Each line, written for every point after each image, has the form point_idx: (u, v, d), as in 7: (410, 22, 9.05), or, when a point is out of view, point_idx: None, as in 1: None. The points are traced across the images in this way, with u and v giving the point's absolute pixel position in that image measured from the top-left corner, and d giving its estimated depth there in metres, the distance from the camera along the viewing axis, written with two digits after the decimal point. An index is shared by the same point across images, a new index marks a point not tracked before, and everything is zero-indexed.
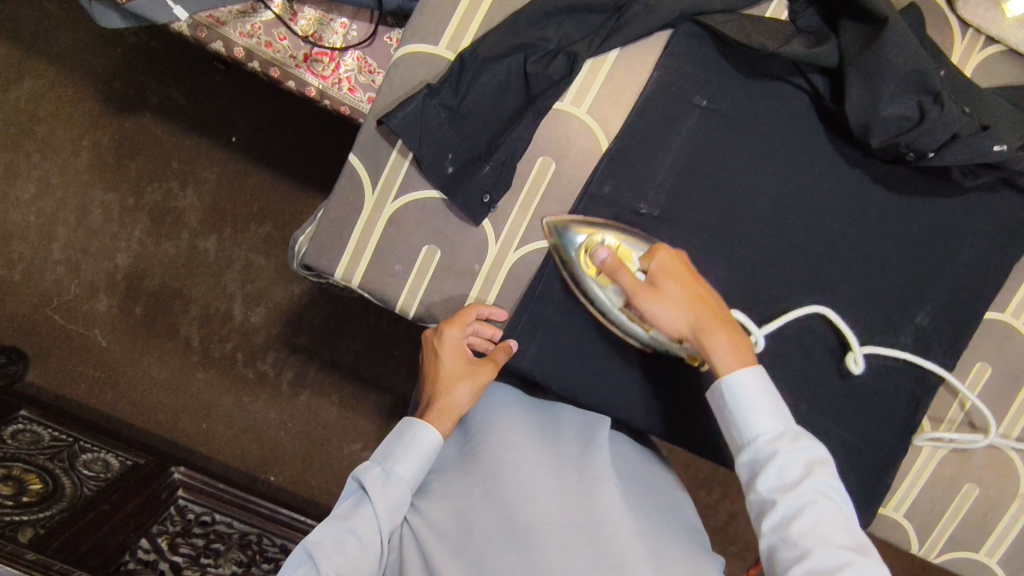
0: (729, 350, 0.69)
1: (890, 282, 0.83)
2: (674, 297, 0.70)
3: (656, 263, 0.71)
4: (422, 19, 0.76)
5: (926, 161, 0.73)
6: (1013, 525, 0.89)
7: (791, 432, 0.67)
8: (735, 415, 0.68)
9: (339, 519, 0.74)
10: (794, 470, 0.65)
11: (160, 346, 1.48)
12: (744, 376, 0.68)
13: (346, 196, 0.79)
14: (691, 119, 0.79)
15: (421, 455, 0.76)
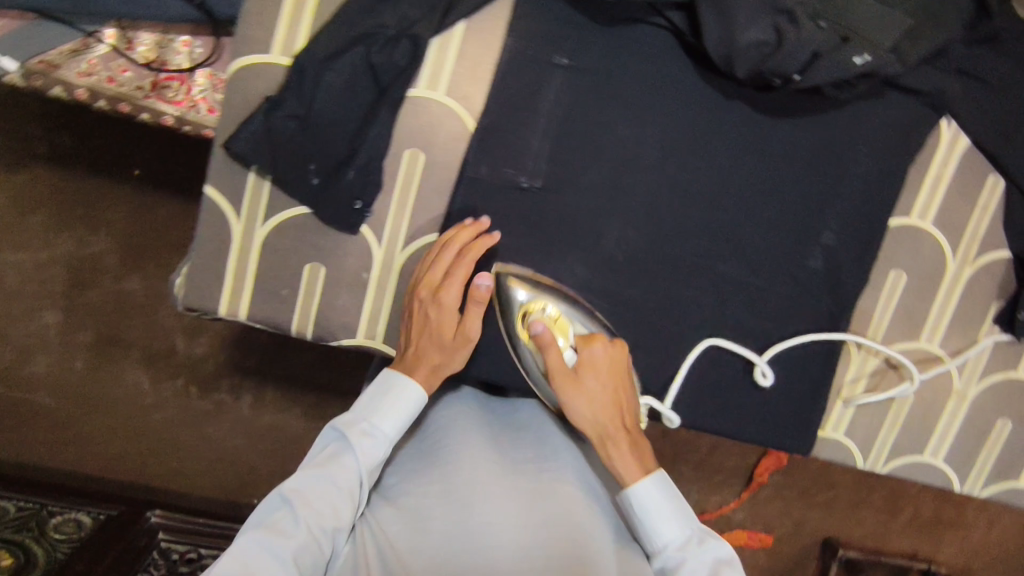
0: (633, 464, 0.74)
1: (787, 208, 0.82)
2: (596, 398, 0.74)
3: (587, 354, 0.75)
4: (247, 27, 0.70)
5: (793, 84, 0.70)
6: (952, 421, 0.92)
7: (696, 535, 0.72)
8: (644, 524, 0.73)
9: (315, 469, 0.69)
10: (703, 573, 0.69)
11: (112, 397, 1.38)
12: (646, 487, 0.73)
13: (211, 230, 0.74)
14: (555, 81, 0.75)
15: (401, 414, 0.72)
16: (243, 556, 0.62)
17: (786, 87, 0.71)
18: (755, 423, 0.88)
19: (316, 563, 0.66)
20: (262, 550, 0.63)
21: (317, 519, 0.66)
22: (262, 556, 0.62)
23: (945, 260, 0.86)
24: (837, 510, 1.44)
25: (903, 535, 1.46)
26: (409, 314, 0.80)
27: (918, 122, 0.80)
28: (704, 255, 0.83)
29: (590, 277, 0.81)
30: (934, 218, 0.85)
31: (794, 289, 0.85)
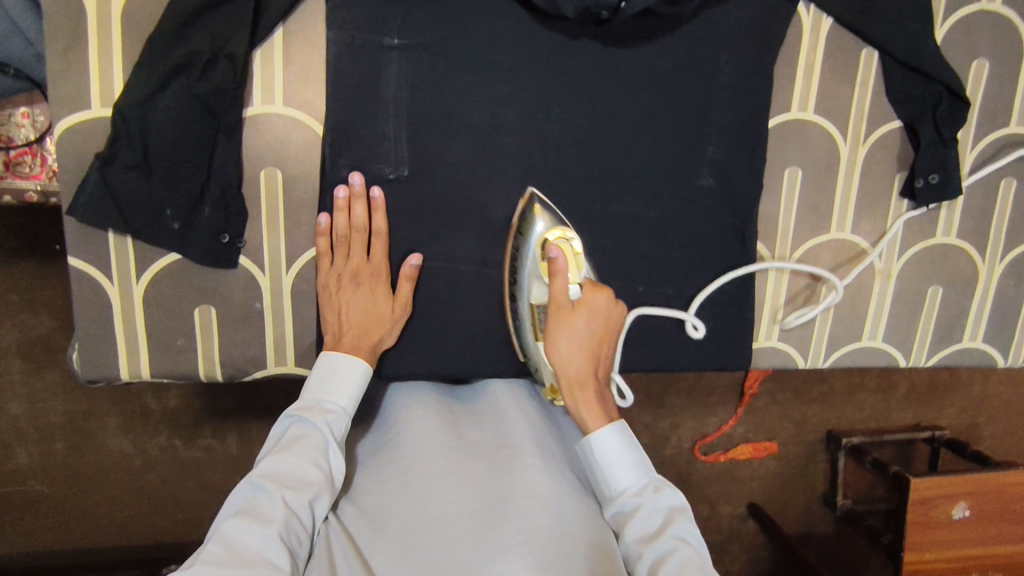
0: (592, 410, 0.74)
1: (666, 131, 0.80)
2: (578, 340, 0.74)
3: (588, 298, 0.74)
4: (60, 87, 0.67)
5: (620, 14, 0.72)
6: (882, 300, 0.91)
7: (652, 485, 0.72)
8: (603, 467, 0.72)
9: (278, 452, 0.68)
10: (656, 520, 0.69)
11: (105, 470, 1.12)
12: (610, 431, 0.72)
13: (87, 298, 0.72)
14: (392, 62, 0.73)
15: (349, 382, 0.72)
16: (226, 543, 0.61)
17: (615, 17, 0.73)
18: (690, 351, 0.87)
19: (300, 535, 0.65)
20: (242, 535, 0.62)
21: (292, 492, 0.66)
22: (242, 541, 0.61)
23: (835, 145, 0.85)
24: (834, 400, 1.33)
25: (904, 407, 1.37)
26: (313, 332, 0.78)
27: (771, 15, 0.78)
28: (595, 200, 0.80)
29: (484, 250, 0.80)
30: (814, 107, 0.83)
31: (693, 210, 0.83)
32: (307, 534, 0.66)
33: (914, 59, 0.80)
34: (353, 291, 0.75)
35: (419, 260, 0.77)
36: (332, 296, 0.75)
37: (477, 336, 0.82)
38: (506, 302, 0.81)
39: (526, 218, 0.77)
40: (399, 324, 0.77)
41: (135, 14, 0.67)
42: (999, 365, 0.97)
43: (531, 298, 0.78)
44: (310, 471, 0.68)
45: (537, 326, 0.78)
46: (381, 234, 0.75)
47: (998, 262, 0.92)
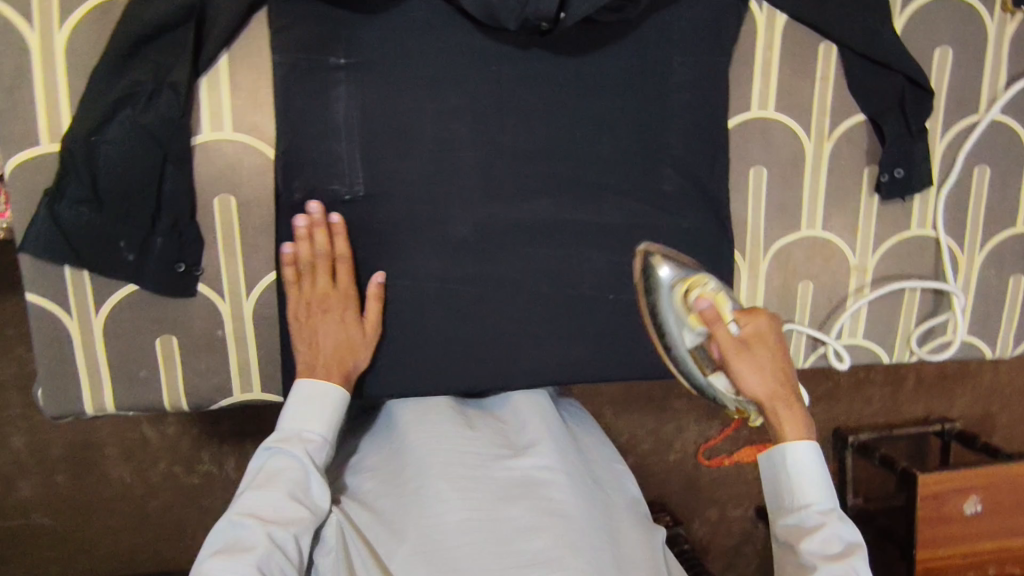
0: (797, 427, 0.69)
1: (624, 136, 0.79)
2: (763, 368, 0.70)
3: (754, 328, 0.71)
4: (7, 125, 0.68)
5: (560, 23, 0.70)
6: (860, 295, 0.89)
7: (839, 512, 0.67)
8: (791, 475, 0.68)
9: (257, 487, 0.65)
10: (836, 546, 0.65)
11: (110, 499, 1.12)
12: (809, 448, 0.68)
13: (48, 334, 0.73)
14: (339, 82, 0.72)
15: (323, 409, 0.69)
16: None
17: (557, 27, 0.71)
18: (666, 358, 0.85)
19: (288, 572, 0.62)
20: (223, 575, 0.59)
21: (278, 526, 0.63)
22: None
23: (800, 142, 0.83)
24: (840, 397, 1.30)
25: (913, 400, 1.33)
26: (277, 357, 0.78)
27: (723, 14, 0.77)
28: (557, 210, 0.79)
29: (446, 266, 0.78)
30: (775, 104, 0.82)
31: (654, 214, 0.81)
32: (296, 569, 0.63)
33: (871, 51, 0.79)
34: (323, 320, 0.71)
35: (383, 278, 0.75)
36: (303, 323, 0.72)
37: (445, 354, 0.79)
38: (654, 341, 0.81)
39: (651, 274, 0.80)
40: (369, 348, 0.75)
41: (78, 49, 0.68)
42: (987, 356, 0.94)
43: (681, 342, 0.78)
44: (291, 506, 0.64)
45: (703, 363, 0.77)
46: (345, 259, 0.73)
47: (977, 250, 0.90)
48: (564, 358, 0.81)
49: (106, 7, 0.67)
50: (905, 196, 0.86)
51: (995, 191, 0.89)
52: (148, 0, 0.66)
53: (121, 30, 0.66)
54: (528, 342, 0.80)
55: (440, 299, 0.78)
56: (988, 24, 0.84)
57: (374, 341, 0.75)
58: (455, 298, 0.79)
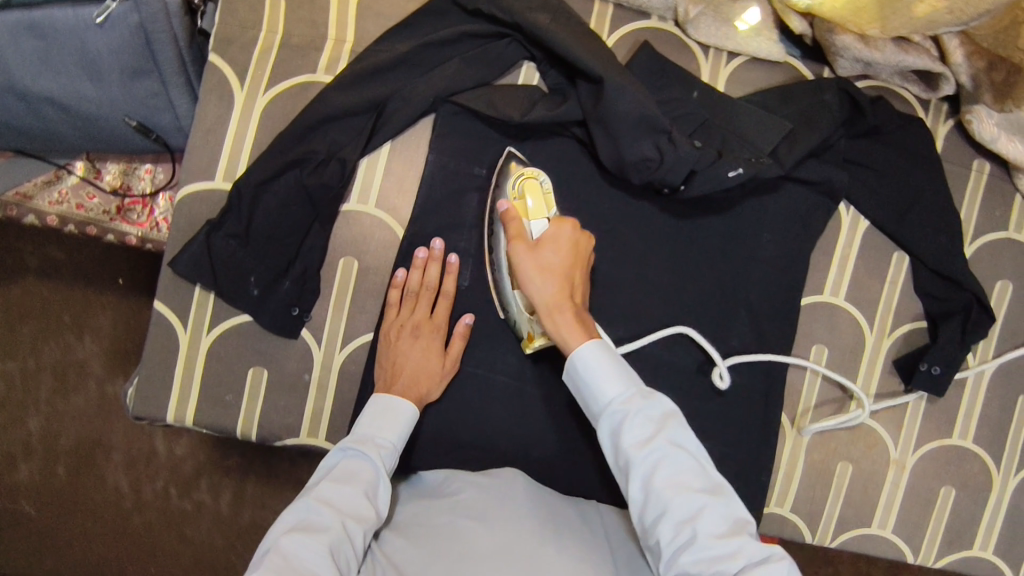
0: (573, 330, 0.73)
1: (708, 292, 0.86)
2: (548, 269, 0.74)
3: (552, 234, 0.75)
4: (193, 160, 0.78)
5: (679, 192, 0.80)
6: (894, 490, 0.92)
7: (642, 393, 0.71)
8: (587, 381, 0.71)
9: (335, 480, 0.71)
10: (648, 427, 0.69)
11: (96, 503, 1.20)
12: (592, 349, 0.71)
13: (160, 341, 0.80)
14: (476, 188, 0.83)
15: (399, 424, 0.76)
16: (284, 557, 0.64)
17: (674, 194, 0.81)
18: None
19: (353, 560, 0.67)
20: (299, 551, 0.64)
21: (349, 518, 0.68)
22: (300, 557, 0.64)
23: (862, 333, 0.90)
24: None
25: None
26: (350, 412, 0.83)
27: (817, 208, 0.87)
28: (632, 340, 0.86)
29: (522, 366, 0.85)
30: (845, 294, 0.90)
31: (721, 368, 0.87)
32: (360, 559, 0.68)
33: (942, 269, 0.88)
34: (411, 343, 0.79)
35: (472, 319, 0.82)
36: (394, 340, 0.80)
37: (501, 445, 0.85)
38: (485, 256, 0.82)
39: (505, 170, 0.80)
40: (445, 379, 0.81)
41: (273, 113, 0.79)
42: None
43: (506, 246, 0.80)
44: (361, 503, 0.70)
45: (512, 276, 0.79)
46: (448, 295, 0.81)
47: (1012, 475, 0.94)
48: (606, 477, 0.86)
49: (307, 85, 0.79)
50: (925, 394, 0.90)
51: None
52: (345, 89, 0.78)
53: (315, 106, 0.78)
54: (578, 453, 0.86)
55: (510, 394, 0.85)
56: None
57: (450, 374, 0.82)
58: (523, 397, 0.85)
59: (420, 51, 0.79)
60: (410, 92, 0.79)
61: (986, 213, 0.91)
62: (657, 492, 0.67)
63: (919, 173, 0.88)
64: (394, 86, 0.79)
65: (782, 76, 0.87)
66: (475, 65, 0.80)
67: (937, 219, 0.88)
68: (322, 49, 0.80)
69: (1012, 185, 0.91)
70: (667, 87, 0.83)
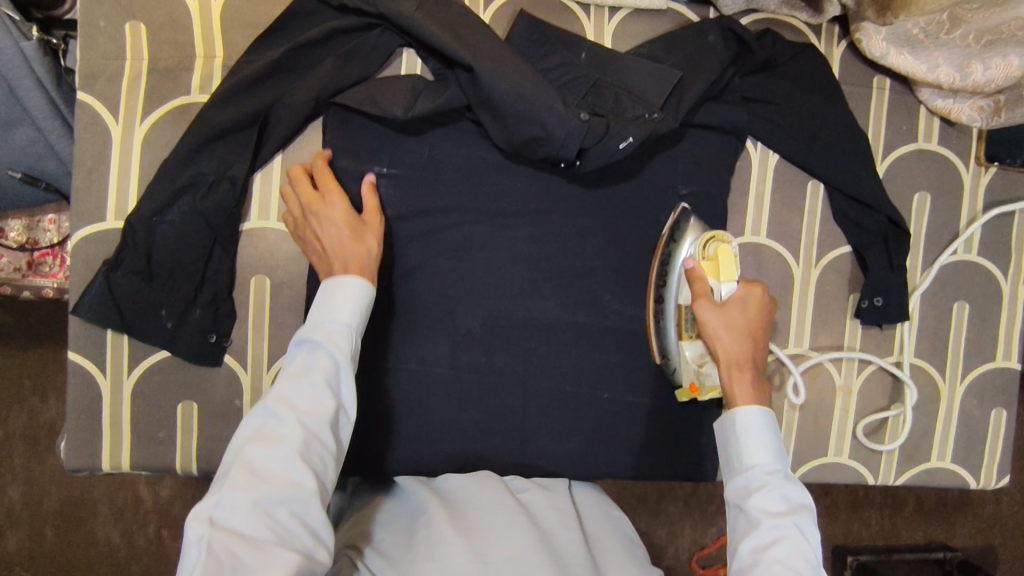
0: (748, 392, 0.71)
1: (627, 250, 0.86)
2: (736, 326, 0.72)
3: (743, 294, 0.74)
4: (80, 202, 0.77)
5: (576, 167, 0.79)
6: (845, 416, 0.93)
7: (785, 473, 0.67)
8: (737, 439, 0.69)
9: (290, 377, 0.62)
10: (782, 505, 0.65)
11: (90, 560, 1.18)
12: (758, 414, 0.69)
13: (80, 391, 0.78)
14: (375, 184, 0.81)
15: (349, 304, 0.67)
16: (249, 470, 0.57)
17: (575, 167, 0.80)
18: (662, 459, 0.87)
19: (328, 458, 0.60)
20: (262, 460, 0.57)
21: (312, 417, 0.60)
22: (266, 469, 0.57)
23: (789, 267, 0.90)
24: (836, 515, 1.32)
25: (912, 528, 1.34)
26: None
27: (723, 151, 0.87)
28: (560, 312, 0.85)
29: (455, 355, 0.83)
30: (767, 232, 0.90)
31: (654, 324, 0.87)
32: (336, 456, 0.61)
33: (857, 192, 0.87)
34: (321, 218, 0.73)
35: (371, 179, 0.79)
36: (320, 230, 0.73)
37: (447, 439, 0.83)
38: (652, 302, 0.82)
39: (679, 229, 0.82)
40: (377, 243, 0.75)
41: (155, 142, 0.78)
42: (971, 486, 0.97)
43: (678, 298, 0.79)
44: (324, 394, 0.62)
45: (684, 324, 0.79)
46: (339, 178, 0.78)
47: (958, 381, 0.95)
48: (559, 451, 0.85)
49: (185, 108, 0.78)
50: (881, 324, 0.91)
51: (974, 327, 0.94)
52: (223, 106, 0.76)
53: (194, 128, 0.76)
54: (525, 433, 0.85)
55: (449, 387, 0.83)
56: (963, 174, 0.93)
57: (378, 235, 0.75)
58: (462, 388, 0.84)
59: (293, 54, 0.77)
60: (290, 99, 0.77)
61: (894, 128, 0.91)
62: (768, 563, 0.62)
63: (819, 100, 0.87)
64: (274, 95, 0.77)
65: (668, 24, 0.86)
66: (351, 62, 0.79)
67: (844, 142, 0.88)
68: (193, 68, 0.78)
69: (915, 97, 0.91)
70: (550, 55, 0.81)
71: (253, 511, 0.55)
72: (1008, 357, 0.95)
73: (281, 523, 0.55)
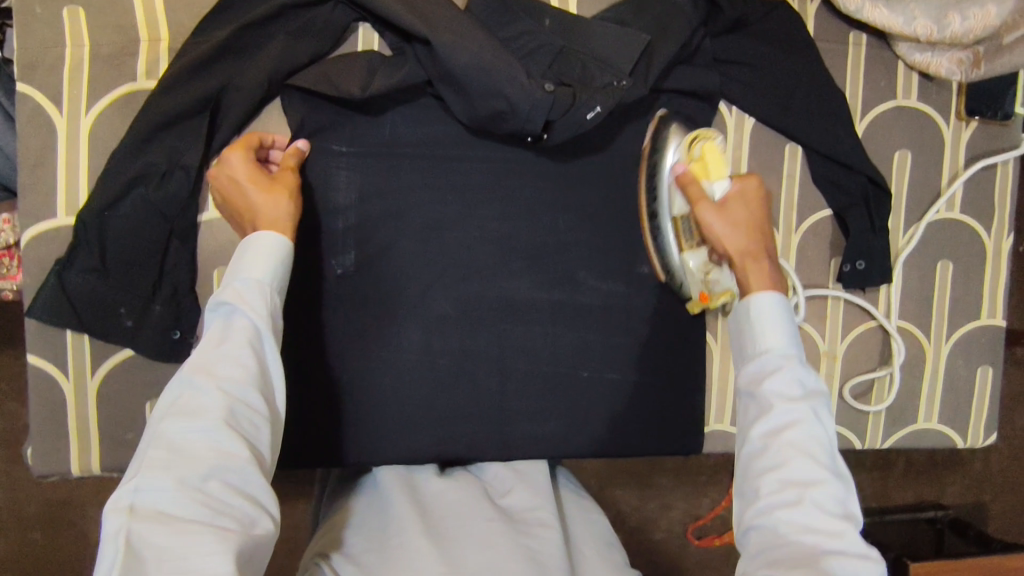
0: (767, 279, 0.65)
1: (602, 223, 0.83)
2: (739, 220, 0.68)
3: (739, 186, 0.70)
4: (27, 200, 0.73)
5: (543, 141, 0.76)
6: (830, 382, 0.91)
7: (801, 356, 0.61)
8: (751, 324, 0.63)
9: (208, 344, 0.57)
10: (797, 389, 0.60)
11: (75, 563, 1.14)
12: (776, 302, 0.63)
13: (42, 395, 0.76)
14: (337, 167, 0.78)
15: (266, 258, 0.62)
16: (168, 449, 0.53)
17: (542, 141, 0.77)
18: (647, 434, 0.86)
19: (258, 420, 0.57)
20: (183, 436, 0.53)
21: (232, 382, 0.56)
22: (187, 446, 0.53)
23: (770, 234, 0.88)
24: None
25: (903, 488, 1.35)
26: None
27: (696, 116, 0.84)
28: (536, 290, 0.83)
29: (429, 340, 0.81)
30: None
31: (633, 297, 0.84)
32: (268, 417, 0.57)
33: (835, 153, 0.85)
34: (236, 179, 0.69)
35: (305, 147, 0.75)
36: (235, 200, 0.69)
37: (427, 428, 0.80)
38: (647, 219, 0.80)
39: (660, 143, 0.78)
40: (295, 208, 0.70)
41: (103, 132, 0.74)
42: (959, 445, 0.96)
43: (671, 212, 0.76)
44: (244, 357, 0.57)
45: (683, 235, 0.76)
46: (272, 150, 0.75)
47: (943, 341, 0.93)
48: (544, 434, 0.83)
49: (132, 95, 0.75)
50: (863, 287, 0.90)
51: (958, 286, 0.93)
52: (171, 92, 0.73)
53: (142, 116, 0.72)
54: (507, 417, 0.82)
55: (425, 373, 0.81)
56: (943, 130, 0.91)
57: (293, 199, 0.69)
58: (439, 373, 0.81)
59: (241, 33, 0.73)
60: (241, 81, 0.74)
61: (871, 85, 0.88)
62: (781, 449, 0.58)
63: (793, 58, 0.84)
64: (224, 78, 0.74)
65: None
66: (304, 39, 0.75)
67: (820, 101, 0.85)
68: (137, 53, 0.75)
69: (891, 53, 0.88)
70: (513, 22, 0.78)
71: (181, 490, 0.51)
72: (993, 314, 0.94)
73: (213, 497, 0.52)
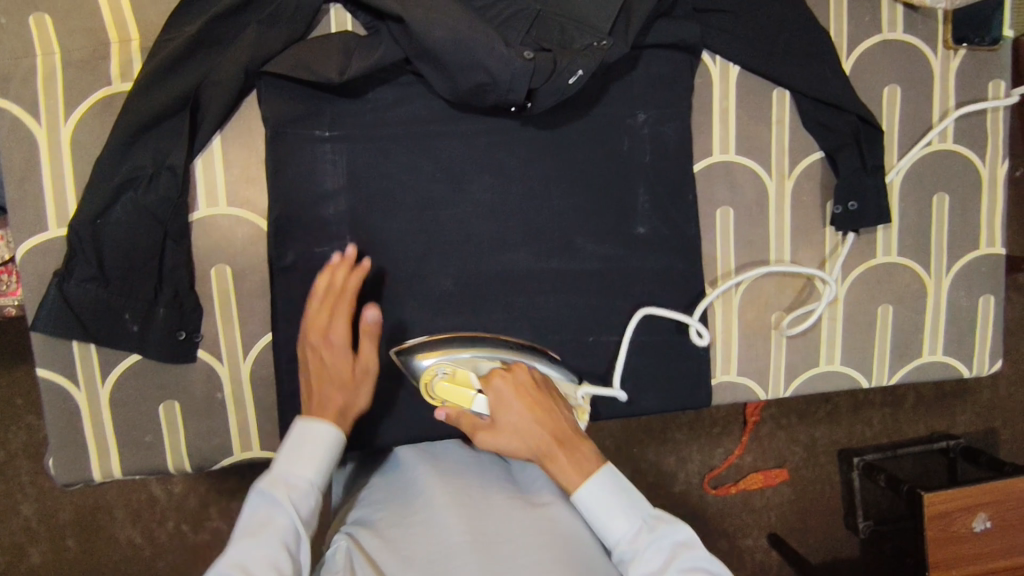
0: (573, 469, 0.70)
1: (595, 186, 0.83)
2: (518, 428, 0.70)
3: (492, 396, 0.71)
4: (18, 214, 0.73)
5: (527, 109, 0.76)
6: (833, 325, 0.92)
7: (648, 522, 0.69)
8: (591, 525, 0.69)
9: (247, 536, 0.63)
10: (660, 558, 0.67)
11: (116, 564, 1.16)
12: (598, 484, 0.69)
13: (57, 406, 0.77)
14: (323, 154, 0.78)
15: (314, 456, 0.68)
16: None
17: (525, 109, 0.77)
18: (656, 391, 0.87)
19: None
20: None
21: None
22: None
23: (762, 182, 0.88)
24: (840, 420, 1.34)
25: (915, 422, 1.36)
26: (275, 417, 0.81)
27: (681, 69, 0.83)
28: (535, 260, 0.83)
29: (433, 319, 0.81)
30: (735, 149, 0.87)
31: (632, 256, 0.85)
32: None
33: (823, 94, 0.84)
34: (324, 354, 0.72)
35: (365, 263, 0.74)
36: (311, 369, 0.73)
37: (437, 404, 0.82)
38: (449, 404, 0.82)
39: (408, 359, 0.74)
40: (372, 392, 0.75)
41: (84, 139, 0.74)
42: (965, 374, 0.97)
43: None
44: (279, 559, 0.63)
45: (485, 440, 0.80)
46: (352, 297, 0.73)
47: (944, 273, 0.94)
48: None
49: (110, 99, 0.74)
50: (858, 229, 0.88)
51: (955, 217, 0.93)
52: (148, 93, 0.72)
53: (122, 120, 0.72)
54: None
55: None
56: (931, 62, 0.90)
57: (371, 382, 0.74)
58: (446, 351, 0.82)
59: (212, 26, 0.72)
60: (218, 76, 0.73)
61: (856, 21, 0.87)
62: None
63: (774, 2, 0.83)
64: (199, 74, 0.73)
65: None
66: (276, 27, 0.74)
67: (804, 43, 0.84)
68: (110, 55, 0.74)
69: None
70: None
71: None
72: (992, 243, 0.94)
73: None
